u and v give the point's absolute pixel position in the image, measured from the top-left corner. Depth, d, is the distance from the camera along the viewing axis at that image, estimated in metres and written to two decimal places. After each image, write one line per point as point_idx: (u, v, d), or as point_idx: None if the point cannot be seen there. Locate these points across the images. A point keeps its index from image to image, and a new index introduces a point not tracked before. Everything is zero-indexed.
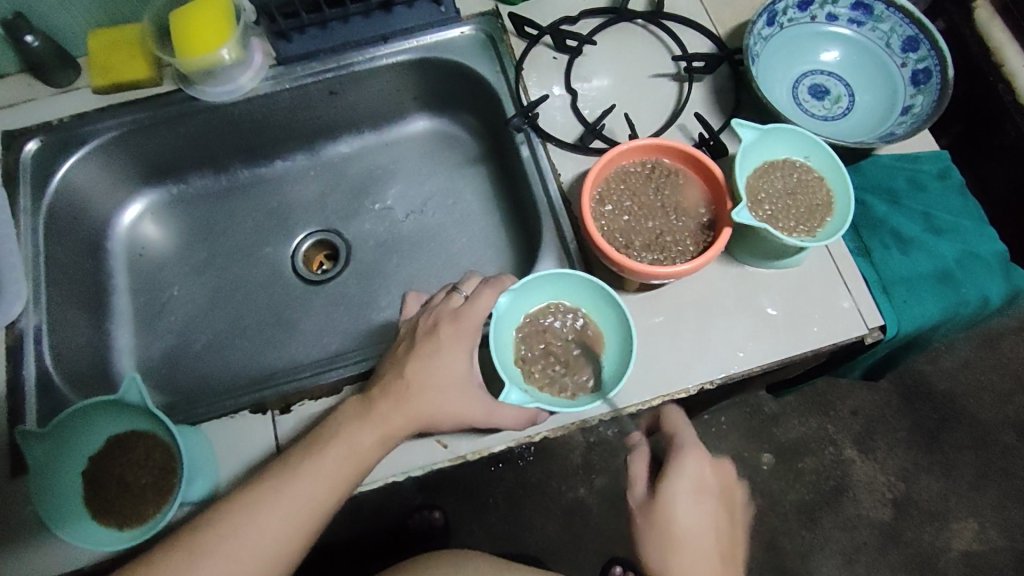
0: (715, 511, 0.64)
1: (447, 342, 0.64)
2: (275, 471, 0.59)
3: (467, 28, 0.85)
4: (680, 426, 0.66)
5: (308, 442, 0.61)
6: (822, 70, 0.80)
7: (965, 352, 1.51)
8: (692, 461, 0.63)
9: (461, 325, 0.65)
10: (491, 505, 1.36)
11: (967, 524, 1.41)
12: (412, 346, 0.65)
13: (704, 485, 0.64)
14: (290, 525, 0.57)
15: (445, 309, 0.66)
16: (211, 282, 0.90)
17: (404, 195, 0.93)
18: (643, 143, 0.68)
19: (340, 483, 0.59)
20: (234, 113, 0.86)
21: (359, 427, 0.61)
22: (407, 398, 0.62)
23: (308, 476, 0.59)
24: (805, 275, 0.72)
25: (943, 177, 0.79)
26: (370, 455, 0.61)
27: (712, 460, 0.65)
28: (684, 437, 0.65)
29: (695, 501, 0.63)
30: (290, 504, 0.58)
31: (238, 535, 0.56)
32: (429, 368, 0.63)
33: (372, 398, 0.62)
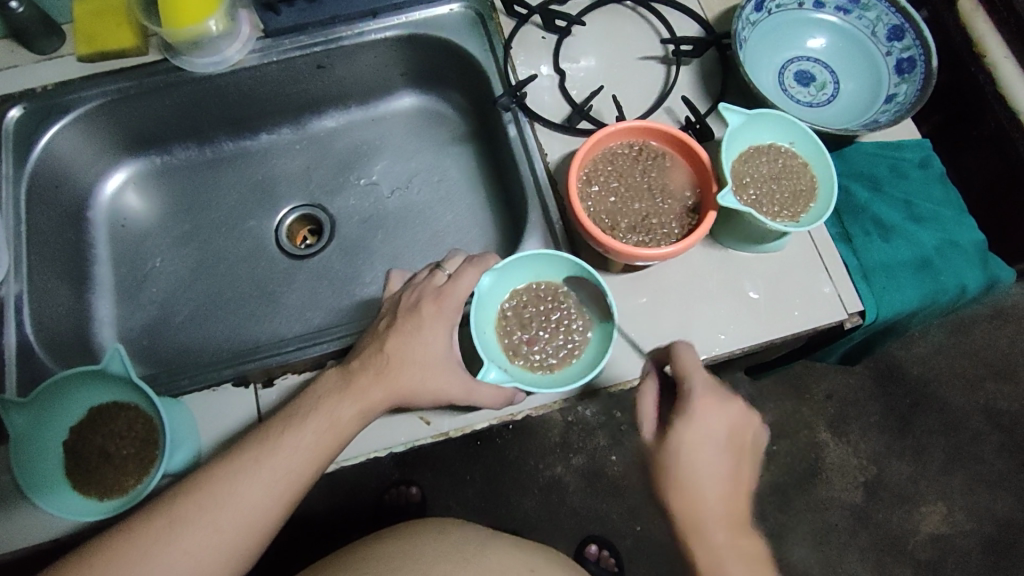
0: (727, 464, 0.61)
1: (430, 318, 0.65)
2: (252, 441, 0.60)
3: (456, 5, 0.84)
4: (695, 370, 0.61)
5: (288, 412, 0.62)
6: (807, 58, 0.80)
7: (939, 339, 1.55)
8: (698, 413, 0.60)
9: (443, 303, 0.66)
10: (468, 480, 1.38)
11: (935, 507, 1.45)
12: (395, 325, 0.66)
13: (711, 437, 0.60)
14: (267, 495, 0.58)
15: (428, 287, 0.67)
16: (194, 255, 0.89)
17: (389, 171, 0.93)
18: (629, 124, 0.69)
19: (319, 453, 0.60)
20: (220, 85, 0.85)
21: (339, 399, 0.62)
22: (390, 373, 0.63)
23: (288, 448, 0.60)
24: (785, 259, 0.73)
25: (924, 165, 0.79)
26: (350, 428, 0.62)
27: (725, 408, 0.60)
28: (695, 385, 0.60)
29: (697, 454, 0.60)
30: (267, 474, 0.58)
31: (215, 503, 0.57)
32: (410, 345, 0.64)
33: (352, 371, 0.64)
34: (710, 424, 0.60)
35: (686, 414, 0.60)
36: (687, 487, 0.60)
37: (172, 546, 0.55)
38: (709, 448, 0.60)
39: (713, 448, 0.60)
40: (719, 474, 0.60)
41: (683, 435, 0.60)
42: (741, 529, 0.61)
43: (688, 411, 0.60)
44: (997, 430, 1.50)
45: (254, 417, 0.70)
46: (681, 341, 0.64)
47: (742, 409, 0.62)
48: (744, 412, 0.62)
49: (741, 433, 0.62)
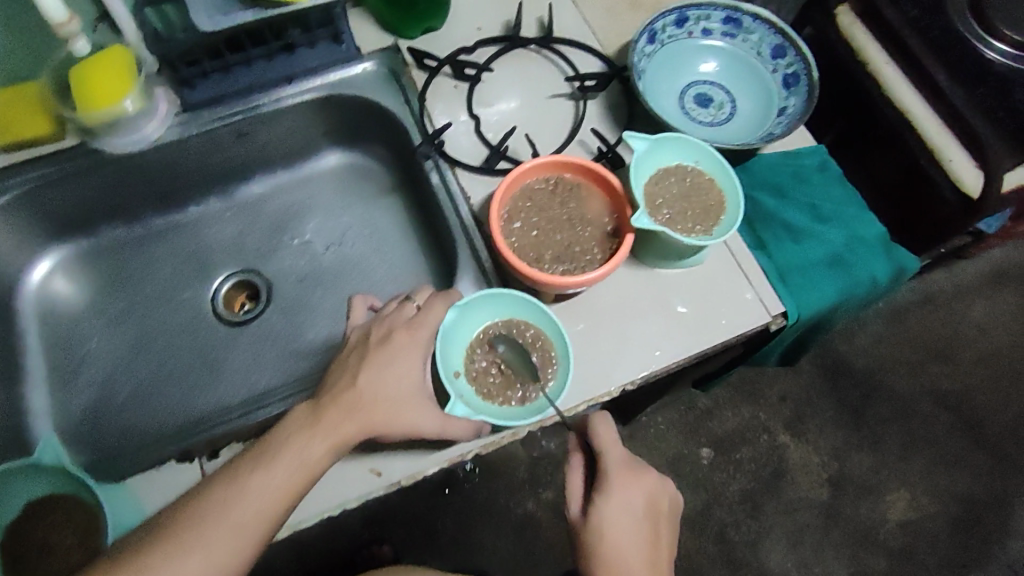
0: (643, 537, 0.66)
1: (402, 348, 0.66)
2: (221, 482, 0.59)
3: (369, 63, 0.88)
4: (610, 444, 0.70)
5: (256, 453, 0.60)
6: (703, 81, 0.85)
7: (877, 329, 1.63)
8: (615, 485, 0.67)
9: (415, 334, 0.67)
10: (440, 530, 1.48)
11: (899, 494, 1.50)
12: (364, 356, 0.66)
13: (631, 508, 0.67)
14: (235, 539, 0.57)
15: (396, 319, 0.68)
16: (132, 331, 0.87)
17: (322, 228, 0.94)
18: (544, 160, 0.72)
19: (291, 491, 0.60)
20: (142, 162, 0.84)
21: (308, 438, 0.61)
22: (361, 410, 0.63)
23: (256, 488, 0.58)
24: (708, 271, 0.76)
25: (823, 169, 0.83)
26: (322, 465, 0.61)
27: (638, 480, 0.68)
28: (611, 460, 0.68)
29: (620, 522, 0.66)
30: (235, 519, 0.57)
31: (182, 551, 0.55)
32: (382, 374, 0.65)
33: (322, 407, 0.63)
34: (625, 496, 0.67)
35: (606, 486, 0.67)
36: (609, 565, 0.64)
37: None
38: (628, 521, 0.66)
39: (629, 519, 0.66)
40: (640, 540, 0.66)
41: (603, 511, 0.66)
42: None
43: (607, 486, 0.67)
44: (946, 411, 1.57)
45: None
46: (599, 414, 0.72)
47: (654, 479, 0.69)
48: (658, 483, 0.69)
49: (657, 503, 0.69)
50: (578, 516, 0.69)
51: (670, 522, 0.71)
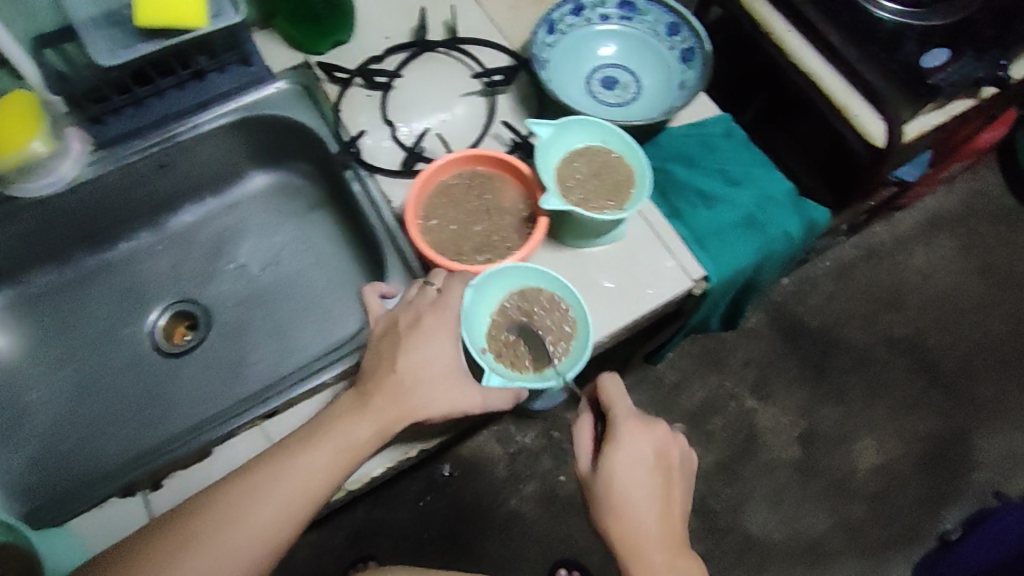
0: (652, 487, 0.71)
1: (433, 327, 0.68)
2: (275, 461, 0.66)
3: (281, 83, 0.89)
4: (620, 400, 0.74)
5: (305, 435, 0.67)
6: (607, 64, 0.88)
7: (828, 287, 1.68)
8: (624, 435, 0.72)
9: (444, 314, 0.69)
10: (427, 538, 1.48)
11: (867, 441, 1.54)
12: (397, 341, 0.69)
13: (639, 456, 0.71)
14: (280, 512, 0.64)
15: (422, 302, 0.70)
16: (72, 377, 0.86)
17: (256, 250, 0.95)
18: (455, 155, 0.74)
19: (333, 470, 0.65)
20: (62, 204, 0.84)
21: (356, 421, 0.67)
22: (405, 393, 0.67)
23: (303, 466, 0.65)
24: (629, 244, 0.79)
25: (728, 135, 0.87)
26: (366, 446, 0.66)
27: (647, 431, 0.72)
28: (620, 415, 0.73)
29: (630, 468, 0.71)
30: (281, 495, 0.64)
31: (230, 525, 0.63)
32: (421, 354, 0.68)
33: (367, 394, 0.68)
34: (634, 446, 0.71)
35: (615, 437, 0.72)
36: (616, 513, 0.70)
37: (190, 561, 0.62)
38: (638, 468, 0.71)
39: (638, 467, 0.71)
40: (649, 485, 0.71)
41: (612, 463, 0.71)
42: (672, 564, 0.69)
43: (616, 439, 0.72)
44: (901, 355, 1.62)
45: (146, 521, 0.70)
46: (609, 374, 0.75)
47: (664, 431, 0.73)
48: (667, 434, 0.74)
49: (667, 455, 0.73)
50: (587, 469, 0.74)
51: (681, 473, 0.75)
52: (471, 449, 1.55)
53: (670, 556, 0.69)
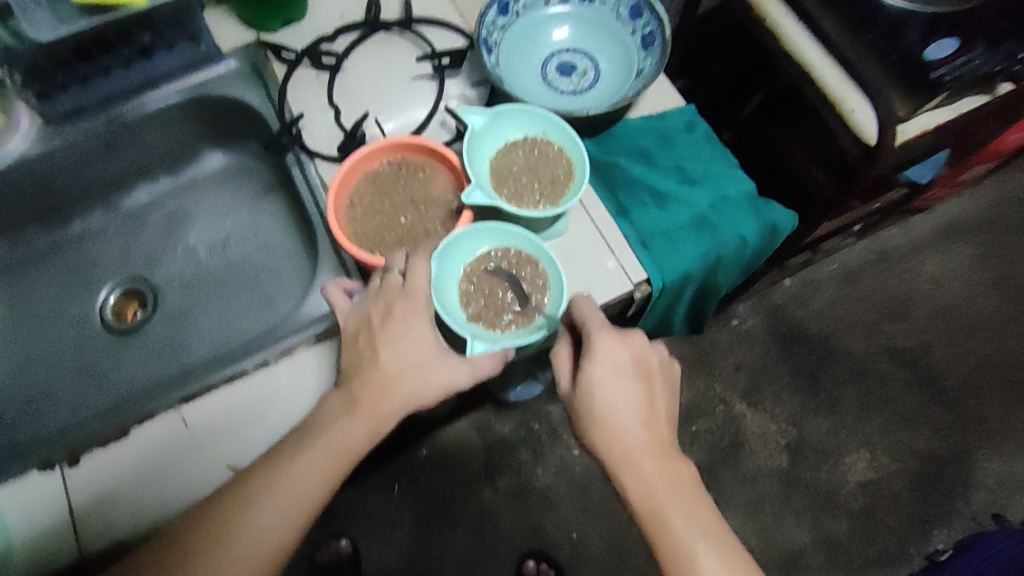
0: (636, 397, 0.65)
1: (410, 317, 0.64)
2: (266, 479, 0.61)
3: (231, 63, 0.86)
4: (592, 314, 0.66)
5: (297, 437, 0.63)
6: (564, 49, 0.83)
7: (832, 292, 1.59)
8: (600, 348, 0.65)
9: (414, 303, 0.64)
10: (397, 526, 1.41)
11: (858, 455, 1.47)
12: (373, 337, 0.64)
13: (619, 367, 0.65)
14: (283, 517, 0.61)
15: (389, 292, 0.65)
16: (17, 350, 0.87)
17: (206, 233, 0.94)
18: (382, 143, 0.70)
19: (333, 473, 0.62)
20: (9, 181, 0.83)
21: (348, 422, 0.62)
22: (395, 387, 0.63)
23: (301, 470, 0.61)
24: (570, 242, 0.75)
25: (689, 129, 0.81)
26: (362, 448, 0.63)
27: (623, 340, 0.66)
28: (595, 328, 0.66)
29: (610, 381, 0.65)
30: (282, 500, 0.61)
31: (231, 535, 0.59)
32: (398, 345, 0.63)
33: (355, 393, 0.63)
34: (612, 357, 0.65)
35: (590, 351, 0.65)
36: (603, 426, 0.64)
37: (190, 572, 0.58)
38: (618, 382, 0.65)
39: (619, 378, 0.65)
40: (633, 396, 0.65)
41: (592, 378, 0.64)
42: (666, 471, 0.63)
43: (593, 352, 0.65)
44: (903, 368, 1.54)
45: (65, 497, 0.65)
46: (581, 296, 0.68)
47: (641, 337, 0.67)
48: (644, 340, 0.67)
49: (646, 362, 0.67)
50: (569, 388, 0.67)
51: (664, 382, 0.69)
52: (450, 436, 1.48)
53: (661, 462, 0.64)
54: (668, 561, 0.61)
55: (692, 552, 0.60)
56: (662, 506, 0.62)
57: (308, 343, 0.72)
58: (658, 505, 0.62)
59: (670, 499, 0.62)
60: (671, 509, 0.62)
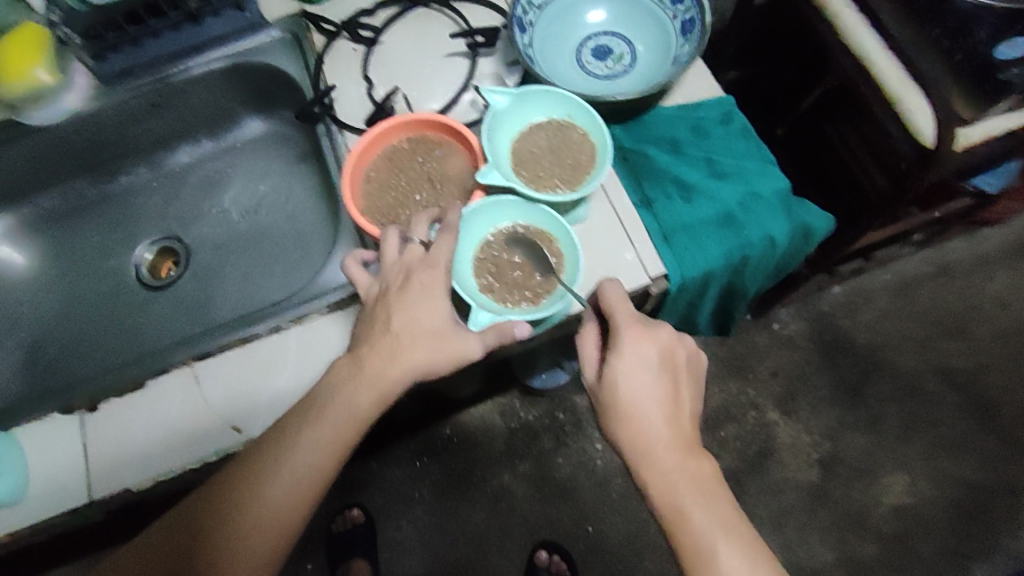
0: (662, 392, 0.60)
1: (428, 289, 0.61)
2: (252, 467, 0.60)
3: (274, 32, 0.88)
4: (621, 304, 0.62)
5: (304, 408, 0.61)
6: (601, 33, 0.81)
7: (884, 303, 1.51)
8: (627, 342, 0.60)
9: (435, 275, 0.61)
10: (416, 497, 1.37)
11: (896, 477, 1.39)
12: (388, 305, 0.62)
13: (646, 363, 0.61)
14: (289, 493, 0.60)
15: (410, 261, 0.62)
16: (60, 295, 0.92)
17: (240, 197, 0.97)
18: (403, 119, 0.71)
19: (340, 445, 0.61)
20: (63, 133, 0.87)
21: (355, 389, 0.61)
22: (404, 355, 0.60)
23: (308, 446, 0.60)
24: (589, 229, 0.72)
25: (725, 122, 0.78)
26: (369, 416, 0.61)
27: (652, 335, 0.61)
28: (622, 319, 0.61)
29: (636, 378, 0.60)
30: (288, 475, 0.60)
31: (240, 511, 0.60)
32: (414, 314, 0.61)
33: (362, 356, 0.61)
34: (639, 352, 0.60)
35: (617, 346, 0.60)
36: (625, 421, 0.60)
37: (207, 544, 0.61)
38: (643, 379, 0.60)
39: (644, 376, 0.60)
40: (659, 395, 0.60)
41: (616, 372, 0.60)
42: (690, 469, 0.59)
43: (619, 344, 0.60)
44: (956, 390, 1.44)
45: (79, 440, 0.69)
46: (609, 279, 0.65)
47: (673, 334, 0.62)
48: (675, 335, 0.62)
49: (675, 358, 0.62)
50: (593, 379, 0.63)
51: (692, 376, 0.64)
52: (471, 418, 1.41)
53: (685, 459, 0.59)
54: (689, 563, 0.56)
55: (715, 556, 0.55)
56: (684, 504, 0.57)
57: (320, 313, 0.73)
58: (680, 505, 0.57)
59: (693, 498, 0.57)
60: (695, 509, 0.57)
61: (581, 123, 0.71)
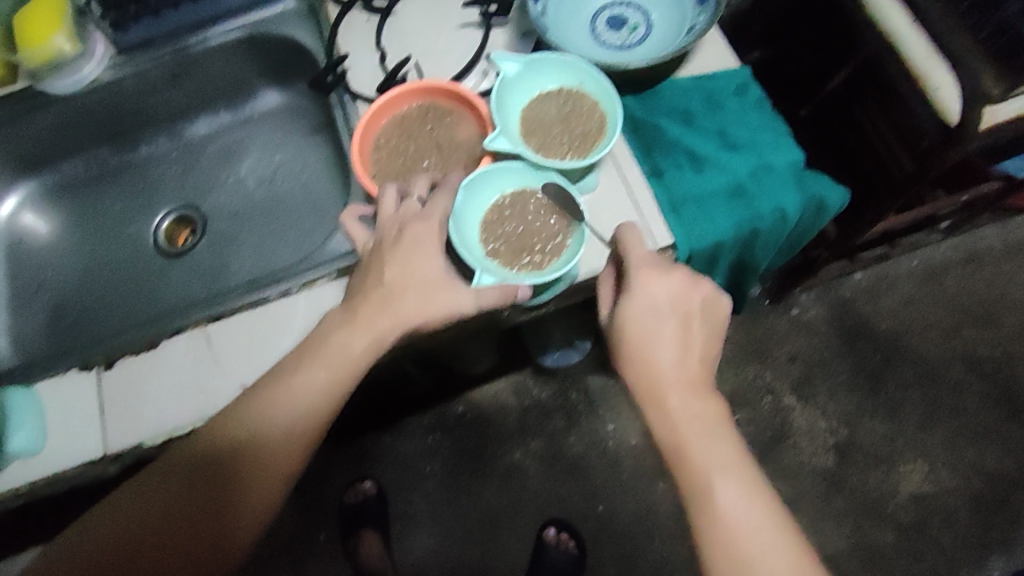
0: (672, 333, 0.60)
1: (421, 241, 0.64)
2: (251, 413, 0.61)
3: (290, 3, 0.88)
4: (635, 247, 0.63)
5: (299, 354, 0.64)
6: (616, 3, 0.81)
7: (908, 289, 1.47)
8: (639, 283, 0.61)
9: (428, 228, 0.64)
10: (428, 472, 1.38)
11: (916, 466, 1.37)
12: (383, 257, 0.64)
13: (657, 306, 0.61)
14: (287, 438, 0.61)
15: (404, 215, 0.65)
16: (82, 260, 0.95)
17: (256, 166, 0.98)
18: (413, 85, 0.71)
19: (334, 389, 0.62)
20: (86, 102, 0.89)
21: (349, 333, 0.63)
22: (394, 304, 0.63)
23: (303, 386, 0.62)
24: (597, 198, 0.72)
25: (740, 93, 0.76)
26: (363, 362, 0.62)
27: (665, 278, 0.61)
28: (634, 260, 0.62)
29: (644, 319, 0.61)
30: (285, 418, 0.61)
31: (240, 456, 0.61)
32: (408, 266, 0.63)
33: (356, 307, 0.64)
34: (650, 295, 0.61)
35: (628, 286, 0.61)
36: (634, 358, 0.61)
37: (208, 483, 0.61)
38: (653, 321, 0.61)
39: (654, 318, 0.61)
40: (668, 337, 0.60)
41: (626, 310, 0.61)
42: (698, 406, 0.59)
43: (630, 284, 0.61)
44: (980, 379, 1.41)
45: (96, 396, 0.72)
46: (626, 224, 0.66)
47: (688, 277, 0.62)
48: (690, 278, 0.62)
49: (690, 302, 0.61)
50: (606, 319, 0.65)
51: (710, 321, 0.62)
52: (485, 396, 1.42)
53: (692, 398, 0.59)
54: (689, 496, 0.57)
55: (714, 489, 0.56)
56: (686, 442, 0.58)
57: (328, 278, 0.74)
58: (683, 440, 0.58)
59: (697, 433, 0.58)
60: (697, 444, 0.57)
61: (592, 92, 0.70)
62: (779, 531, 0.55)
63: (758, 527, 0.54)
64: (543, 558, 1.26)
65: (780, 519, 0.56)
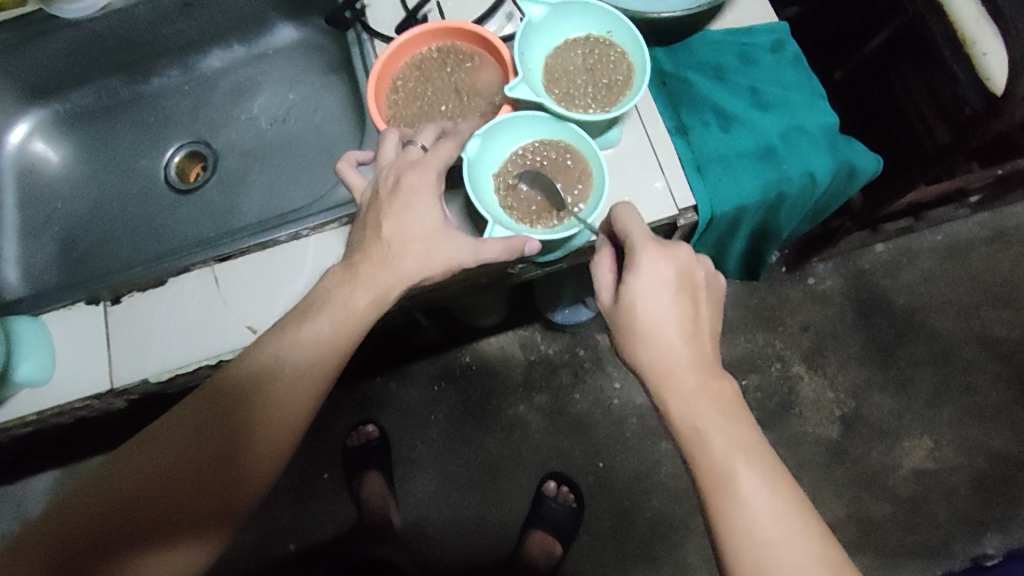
0: (679, 310, 0.59)
1: (418, 191, 0.61)
2: (254, 368, 0.62)
3: None
4: (636, 224, 0.61)
5: (303, 308, 0.63)
6: None
7: (929, 265, 1.44)
8: (645, 261, 0.59)
9: (424, 174, 0.61)
10: (433, 420, 1.40)
11: (919, 442, 1.37)
12: (380, 210, 0.62)
13: (664, 283, 0.59)
14: (295, 388, 0.61)
15: (402, 163, 0.62)
16: (92, 193, 0.94)
17: (269, 105, 0.96)
18: (434, 25, 0.67)
19: (340, 343, 0.62)
20: (96, 29, 0.86)
21: (351, 289, 0.62)
22: (396, 257, 0.61)
23: (308, 338, 0.61)
24: (618, 154, 0.70)
25: (776, 49, 0.73)
26: (367, 316, 0.62)
27: (669, 254, 0.60)
28: (637, 238, 0.60)
29: (652, 296, 0.59)
30: (292, 368, 0.61)
31: (254, 404, 0.61)
32: (403, 219, 0.61)
33: (355, 263, 0.62)
34: (655, 272, 0.59)
35: (634, 265, 0.59)
36: (643, 339, 0.59)
37: (221, 431, 0.61)
38: (662, 300, 0.59)
39: (661, 296, 0.59)
40: (677, 314, 0.59)
41: (633, 290, 0.59)
42: (706, 387, 0.58)
43: (635, 261, 0.59)
44: (993, 359, 1.40)
45: (104, 330, 0.72)
46: (623, 203, 0.64)
47: (690, 255, 0.61)
48: (692, 255, 0.61)
49: (693, 280, 0.61)
50: (609, 304, 0.62)
51: (710, 299, 0.63)
52: (493, 350, 1.42)
53: (703, 378, 0.58)
54: (707, 482, 0.55)
55: (732, 473, 0.54)
56: (701, 421, 0.56)
57: (337, 224, 0.73)
58: (696, 422, 0.56)
59: (708, 413, 0.56)
60: (711, 425, 0.56)
61: (620, 41, 0.67)
62: (799, 513, 0.53)
63: (779, 509, 0.53)
64: (541, 508, 1.29)
65: (800, 500, 0.54)
